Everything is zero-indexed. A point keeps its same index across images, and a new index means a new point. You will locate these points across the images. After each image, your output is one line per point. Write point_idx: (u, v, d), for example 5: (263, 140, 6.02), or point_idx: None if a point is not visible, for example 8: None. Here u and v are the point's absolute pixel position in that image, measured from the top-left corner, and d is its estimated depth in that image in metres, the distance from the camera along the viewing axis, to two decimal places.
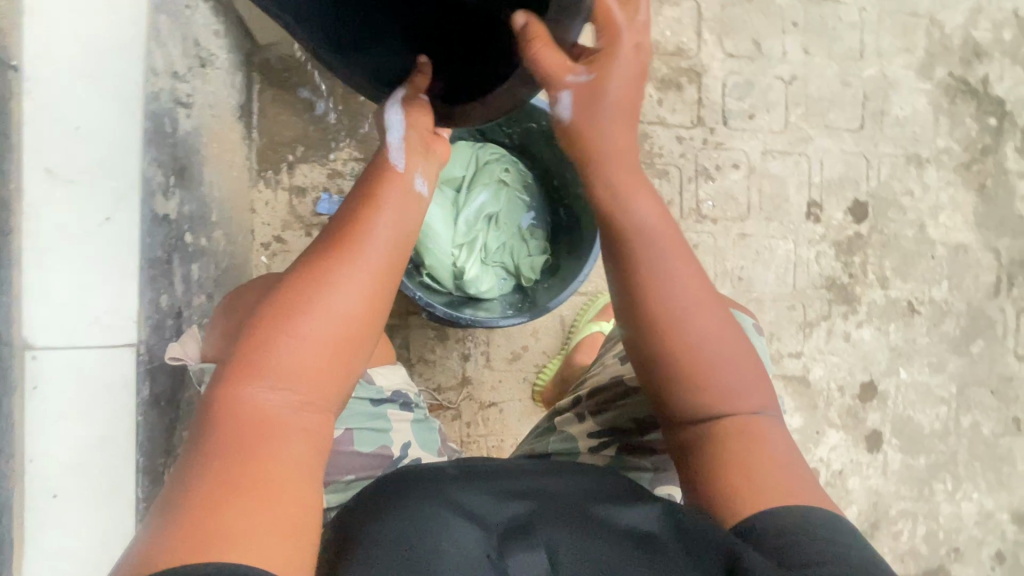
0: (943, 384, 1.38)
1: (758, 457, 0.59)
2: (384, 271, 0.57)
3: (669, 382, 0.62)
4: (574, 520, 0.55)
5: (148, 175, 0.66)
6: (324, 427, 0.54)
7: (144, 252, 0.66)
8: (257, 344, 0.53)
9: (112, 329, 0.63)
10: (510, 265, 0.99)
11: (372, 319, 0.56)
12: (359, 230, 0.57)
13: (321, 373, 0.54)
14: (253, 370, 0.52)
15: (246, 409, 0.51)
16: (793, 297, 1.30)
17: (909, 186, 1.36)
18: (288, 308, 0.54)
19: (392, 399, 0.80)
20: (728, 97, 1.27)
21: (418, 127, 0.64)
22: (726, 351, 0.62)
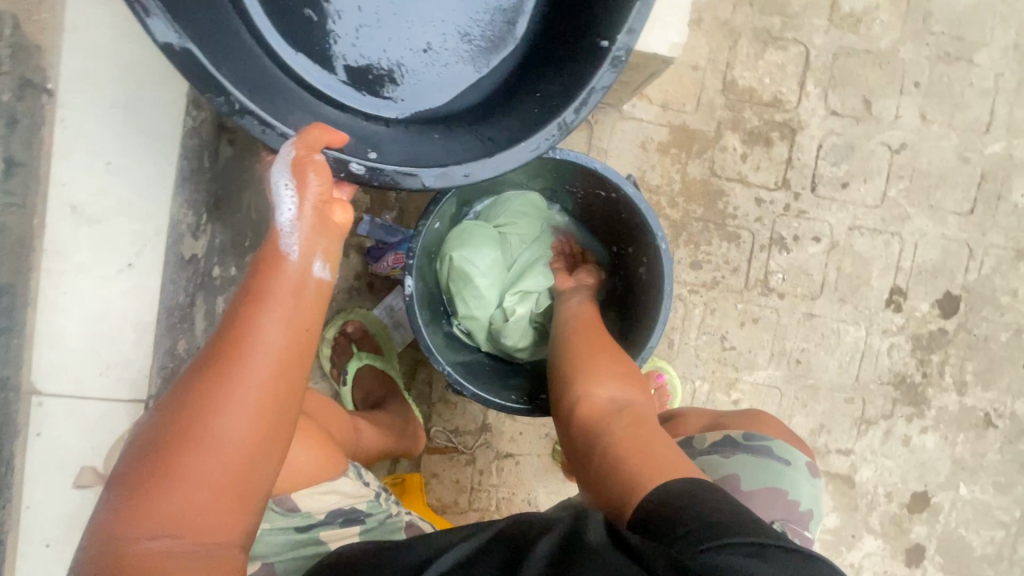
0: (1005, 507, 1.24)
1: (650, 434, 0.62)
2: (278, 378, 0.46)
3: (578, 374, 0.70)
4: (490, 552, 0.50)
5: (176, 216, 0.63)
6: (223, 567, 0.44)
7: (163, 299, 0.62)
8: (133, 490, 0.42)
9: (122, 381, 0.60)
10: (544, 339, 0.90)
11: (273, 437, 0.46)
12: (240, 340, 0.45)
13: (209, 509, 0.44)
14: (127, 519, 0.42)
15: (121, 566, 0.41)
16: (853, 389, 1.18)
17: (1013, 284, 1.20)
18: (169, 434, 0.43)
19: (326, 520, 0.61)
20: (823, 159, 1.13)
21: (318, 201, 0.51)
22: (615, 348, 0.74)
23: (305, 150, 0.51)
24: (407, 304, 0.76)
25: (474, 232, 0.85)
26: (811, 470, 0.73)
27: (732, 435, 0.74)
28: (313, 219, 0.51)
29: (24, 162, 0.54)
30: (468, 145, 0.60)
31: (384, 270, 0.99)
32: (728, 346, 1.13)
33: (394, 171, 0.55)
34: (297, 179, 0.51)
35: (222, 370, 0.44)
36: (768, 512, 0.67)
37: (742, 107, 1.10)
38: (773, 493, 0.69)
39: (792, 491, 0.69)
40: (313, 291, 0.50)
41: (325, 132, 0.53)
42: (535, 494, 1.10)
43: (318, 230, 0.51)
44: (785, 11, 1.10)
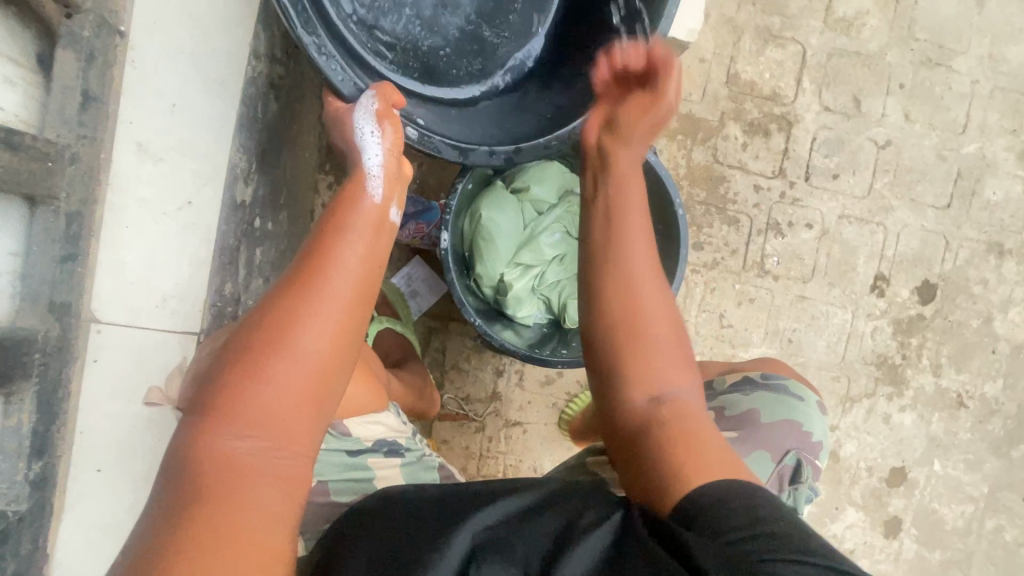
0: (974, 483, 1.33)
1: (695, 424, 0.58)
2: (350, 309, 0.54)
3: (626, 368, 0.60)
4: (539, 531, 0.51)
5: (233, 160, 0.67)
6: (297, 469, 0.51)
7: (218, 238, 0.67)
8: (227, 387, 0.49)
9: (177, 314, 0.65)
10: (556, 302, 0.95)
11: (344, 356, 0.53)
12: (321, 273, 0.54)
13: (288, 416, 0.50)
14: (218, 420, 0.49)
15: (214, 459, 0.48)
16: (840, 368, 1.25)
17: (984, 274, 1.30)
18: (256, 351, 0.50)
19: (373, 449, 0.68)
20: (816, 151, 1.21)
21: (394, 151, 0.63)
22: (662, 328, 0.62)
23: (383, 103, 0.62)
24: (443, 254, 0.85)
25: (501, 194, 0.91)
26: (821, 408, 0.82)
27: (751, 375, 0.84)
28: (392, 166, 0.63)
29: (97, 97, 0.57)
30: (501, 127, 0.73)
31: (405, 239, 1.02)
32: (726, 324, 1.20)
33: (442, 141, 0.68)
34: (379, 129, 0.62)
35: (304, 298, 0.52)
36: (784, 441, 0.75)
37: (743, 100, 1.18)
38: (787, 426, 0.77)
39: (805, 423, 0.78)
40: (382, 233, 0.60)
41: (395, 92, 0.63)
42: (541, 461, 1.14)
43: (395, 181, 0.63)
44: (785, 12, 1.18)
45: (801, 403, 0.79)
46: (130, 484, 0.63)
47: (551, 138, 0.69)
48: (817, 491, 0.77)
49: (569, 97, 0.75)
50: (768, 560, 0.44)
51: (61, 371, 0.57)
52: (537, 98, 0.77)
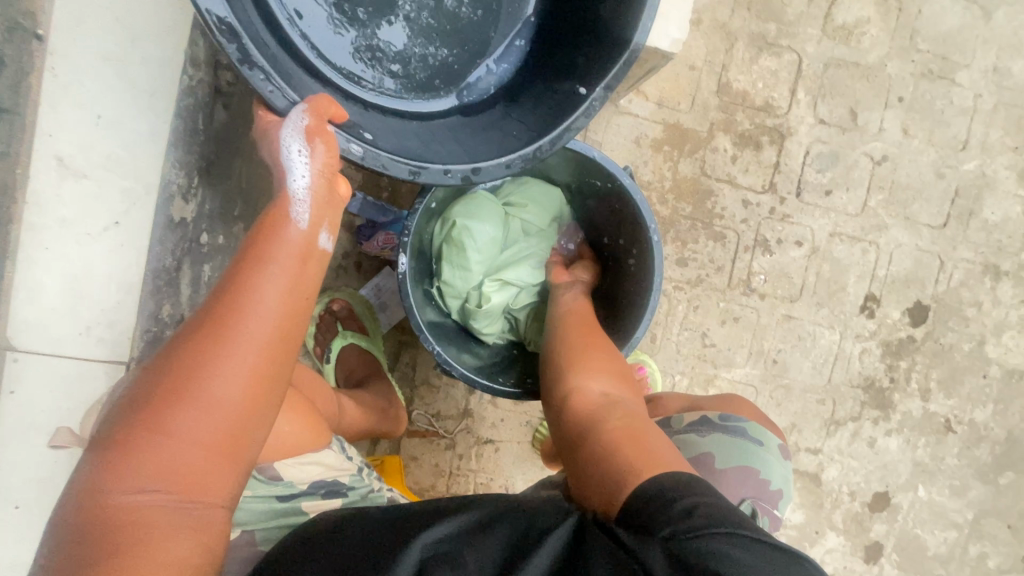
0: (959, 509, 1.30)
1: (644, 428, 0.62)
2: (277, 342, 0.46)
3: (576, 365, 0.71)
4: (493, 533, 0.50)
5: (167, 176, 0.63)
6: (209, 531, 0.43)
7: (152, 260, 0.63)
8: (123, 443, 0.41)
9: (104, 342, 0.61)
10: (522, 326, 0.91)
11: (267, 400, 0.45)
12: (240, 298, 0.45)
13: (198, 469, 0.42)
14: (110, 478, 0.40)
15: (104, 525, 0.39)
16: (825, 391, 1.21)
17: (978, 297, 1.25)
18: (158, 393, 0.42)
19: (309, 492, 0.61)
20: (809, 166, 1.16)
21: (327, 173, 0.54)
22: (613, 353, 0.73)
23: (316, 118, 0.53)
24: (399, 283, 0.77)
25: (471, 209, 0.85)
26: (782, 453, 0.79)
27: (710, 416, 0.79)
28: (323, 187, 0.54)
29: (9, 108, 0.52)
30: (461, 147, 0.67)
31: (374, 251, 0.98)
32: (708, 343, 1.15)
33: (388, 157, 0.57)
34: (308, 146, 0.52)
35: (218, 330, 0.44)
36: (741, 490, 0.72)
37: (734, 110, 1.12)
38: (747, 473, 0.73)
39: (764, 471, 0.74)
40: (310, 262, 0.51)
41: (333, 104, 0.54)
42: (513, 480, 1.11)
43: (325, 203, 0.54)
44: (782, 19, 1.13)
45: (760, 449, 0.76)
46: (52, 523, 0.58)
47: (514, 157, 0.62)
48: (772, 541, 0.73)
49: (541, 115, 0.69)
50: (705, 535, 0.45)
51: None
52: (506, 118, 0.72)
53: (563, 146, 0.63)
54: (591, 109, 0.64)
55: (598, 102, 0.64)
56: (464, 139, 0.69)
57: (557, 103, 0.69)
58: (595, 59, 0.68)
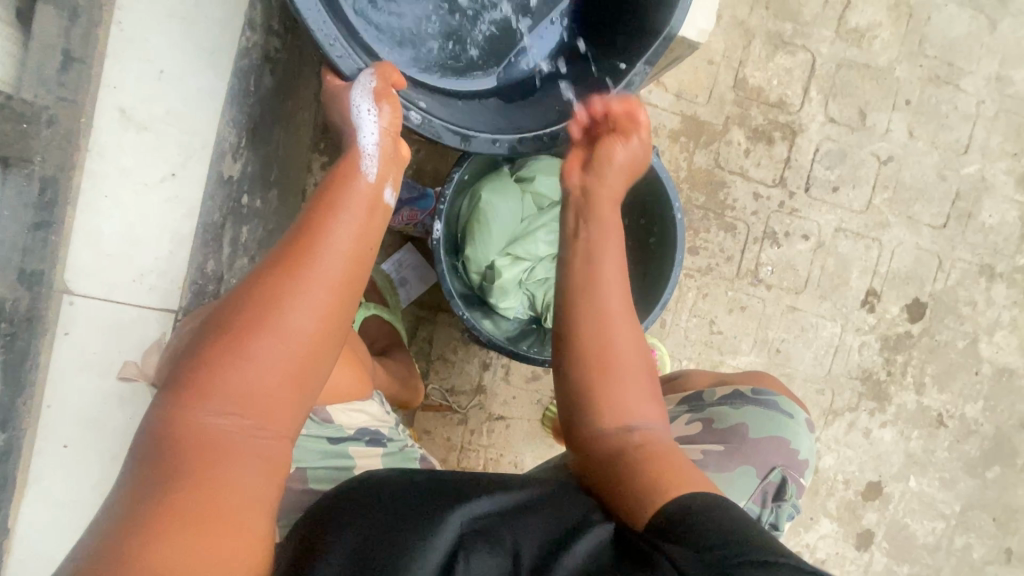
0: (947, 500, 1.34)
1: (672, 460, 0.57)
2: (341, 287, 0.52)
3: (603, 396, 0.61)
4: (538, 518, 0.51)
5: (222, 134, 0.64)
6: (276, 451, 0.48)
7: (202, 214, 0.64)
8: (209, 364, 0.47)
9: (156, 290, 0.62)
10: (541, 301, 0.93)
11: (330, 339, 0.51)
12: (314, 246, 0.52)
13: (271, 394, 0.48)
14: (196, 394, 0.46)
15: (190, 435, 0.45)
16: (825, 381, 1.26)
17: (974, 296, 1.30)
18: (240, 324, 0.48)
19: (356, 437, 0.66)
20: (818, 163, 1.20)
21: (392, 131, 0.60)
22: (630, 356, 0.62)
23: (382, 82, 0.60)
24: (434, 247, 0.81)
25: (502, 184, 0.89)
26: (809, 426, 0.82)
27: (742, 390, 0.83)
28: (388, 147, 0.60)
29: (80, 59, 0.56)
30: (503, 121, 0.73)
31: (398, 226, 1.00)
32: (715, 330, 1.19)
33: (441, 126, 0.66)
34: (378, 107, 0.59)
35: (293, 272, 0.50)
36: (771, 459, 0.76)
37: (749, 105, 1.16)
38: (776, 442, 0.77)
39: (793, 441, 0.78)
40: (376, 213, 0.57)
41: (395, 72, 0.62)
42: (522, 457, 1.14)
43: (391, 162, 0.60)
44: (798, 19, 1.16)
45: (791, 420, 0.80)
46: (98, 460, 0.61)
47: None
48: (796, 509, 0.76)
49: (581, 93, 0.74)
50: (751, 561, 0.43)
51: (29, 342, 0.56)
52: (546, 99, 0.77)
53: (602, 120, 0.70)
54: (629, 86, 0.69)
55: (635, 80, 0.69)
56: (506, 116, 0.74)
57: (595, 83, 0.74)
58: (632, 43, 0.72)
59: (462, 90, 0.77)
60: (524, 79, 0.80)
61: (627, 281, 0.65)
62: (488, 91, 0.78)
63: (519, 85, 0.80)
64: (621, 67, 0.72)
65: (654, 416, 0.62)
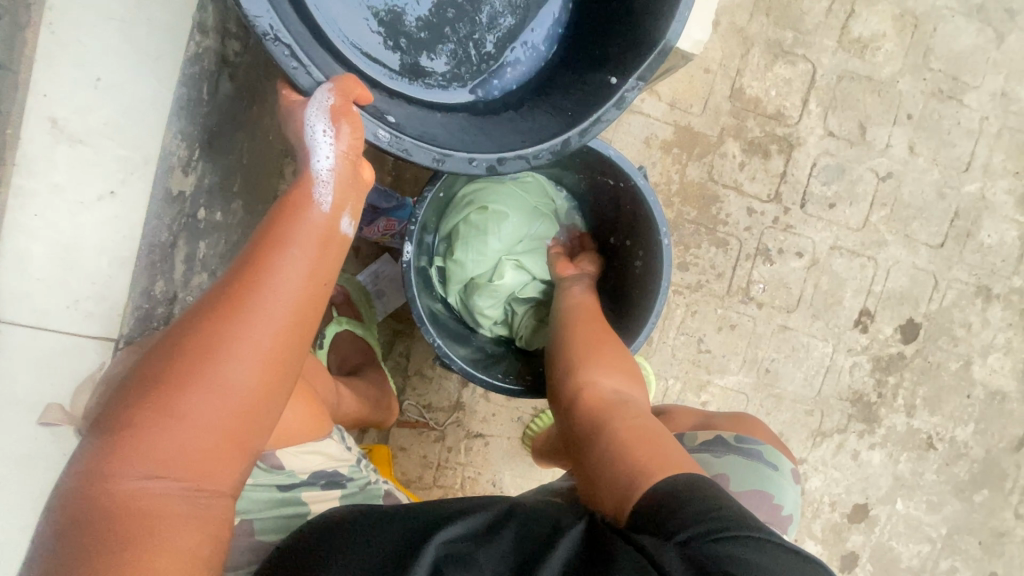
0: (934, 524, 1.32)
1: (655, 433, 0.61)
2: (289, 333, 0.48)
3: (582, 364, 0.71)
4: (509, 536, 0.50)
5: (168, 147, 0.60)
6: (217, 511, 0.45)
7: (146, 234, 0.60)
8: (136, 424, 0.43)
9: (93, 317, 0.58)
10: (519, 322, 0.90)
11: (279, 388, 0.47)
12: (257, 287, 0.47)
13: (210, 453, 0.45)
14: (121, 460, 0.42)
15: (115, 504, 0.42)
16: (814, 402, 1.22)
17: (969, 317, 1.27)
18: (171, 379, 0.44)
19: (309, 481, 0.62)
20: (815, 178, 1.16)
21: (350, 155, 0.55)
22: (613, 355, 0.72)
23: (341, 99, 0.54)
24: (403, 271, 0.76)
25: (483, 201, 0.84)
26: (794, 477, 0.79)
27: (725, 436, 0.79)
28: (345, 170, 0.55)
29: (2, 66, 0.51)
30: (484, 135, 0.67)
31: (373, 237, 0.95)
32: (704, 349, 1.15)
33: (412, 143, 0.58)
34: (335, 127, 0.54)
35: (234, 320, 0.45)
36: (754, 513, 0.72)
37: (746, 117, 1.12)
38: (759, 496, 0.73)
39: (776, 495, 0.74)
40: (330, 246, 0.53)
41: (359, 86, 0.56)
42: (500, 476, 1.10)
43: (348, 187, 0.55)
44: (799, 27, 1.12)
45: (773, 473, 0.76)
46: (30, 500, 0.57)
47: (540, 148, 0.62)
48: None
49: (569, 106, 0.68)
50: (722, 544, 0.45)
51: None
52: (532, 110, 0.71)
53: (590, 139, 0.63)
54: (619, 99, 0.63)
55: (628, 94, 0.63)
56: (488, 129, 0.69)
57: (586, 94, 0.68)
58: (625, 55, 0.67)
59: (444, 102, 0.72)
60: (514, 91, 0.75)
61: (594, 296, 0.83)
62: (472, 103, 0.73)
63: (508, 97, 0.75)
64: (611, 80, 0.66)
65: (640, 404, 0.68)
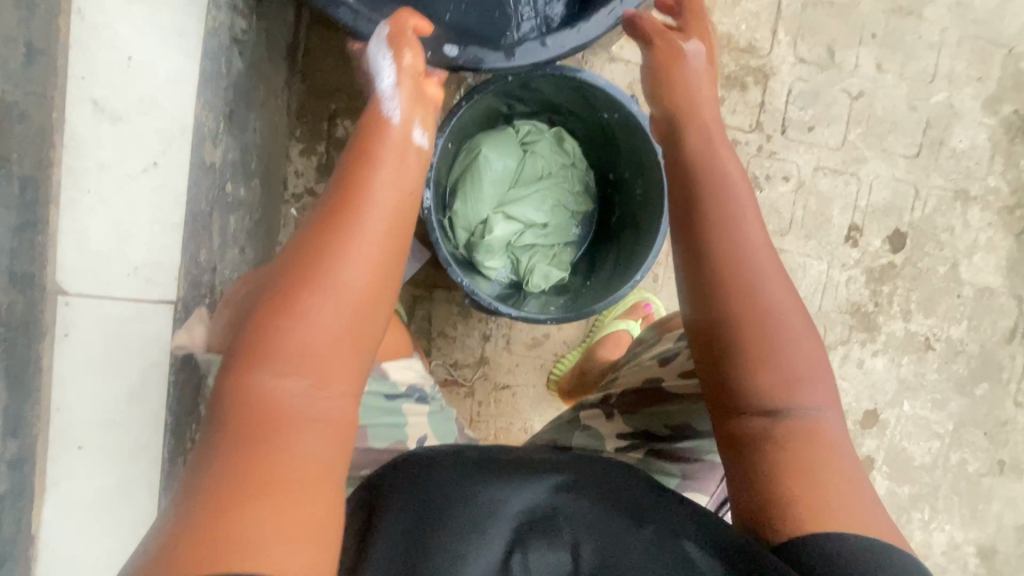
0: (941, 420, 1.40)
1: (823, 464, 0.55)
2: (384, 248, 0.57)
3: (748, 361, 0.58)
4: (604, 511, 0.56)
5: (201, 120, 0.65)
6: (341, 405, 0.53)
7: (190, 201, 0.66)
8: (272, 328, 0.52)
9: (152, 283, 0.63)
10: (525, 265, 0.94)
11: (377, 297, 0.56)
12: (357, 210, 0.57)
13: (332, 352, 0.53)
14: (264, 359, 0.51)
15: (262, 394, 0.51)
16: (816, 318, 1.29)
17: (951, 222, 1.34)
18: (298, 289, 0.53)
19: (406, 394, 0.83)
20: (792, 104, 1.21)
21: (411, 72, 0.67)
22: (793, 334, 0.59)
23: (396, 30, 0.68)
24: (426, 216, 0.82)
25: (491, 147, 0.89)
26: None
27: None
28: (410, 87, 0.67)
29: (44, 51, 0.54)
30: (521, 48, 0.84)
31: None
32: None
33: (479, 51, 0.74)
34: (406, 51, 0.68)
35: (342, 238, 0.55)
36: None
37: (720, 53, 1.17)
38: None
39: None
40: (409, 165, 0.63)
41: (412, 16, 0.69)
42: (531, 423, 1.16)
43: (413, 103, 0.66)
44: None
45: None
46: (116, 456, 0.63)
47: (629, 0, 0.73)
48: None
49: None
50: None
51: (29, 348, 0.56)
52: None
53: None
54: None
55: None
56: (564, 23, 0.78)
57: None
58: None
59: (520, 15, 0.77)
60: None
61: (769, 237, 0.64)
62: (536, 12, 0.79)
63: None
64: None
65: (817, 403, 0.58)
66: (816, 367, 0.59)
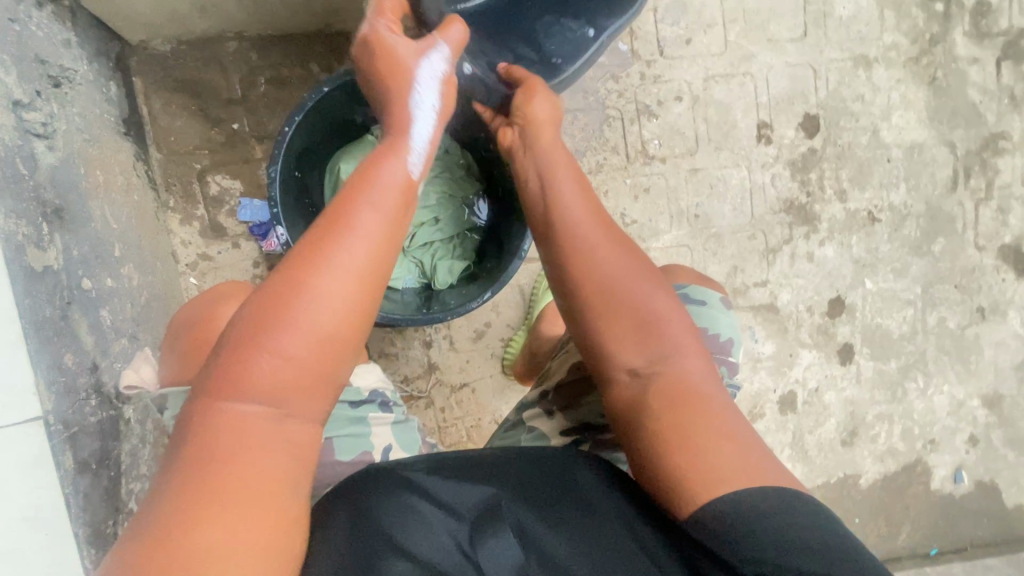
0: (907, 287, 1.38)
1: (698, 414, 0.58)
2: (365, 279, 0.54)
3: (606, 334, 0.64)
4: (558, 508, 0.58)
5: (9, 226, 0.57)
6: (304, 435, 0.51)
7: (33, 312, 0.58)
8: (240, 348, 0.50)
9: (11, 406, 0.54)
10: (429, 265, 0.95)
11: (351, 328, 0.53)
12: (338, 235, 0.54)
13: (297, 378, 0.50)
14: (229, 381, 0.49)
15: (224, 418, 0.48)
16: (752, 226, 1.27)
17: (859, 90, 1.31)
18: (267, 307, 0.51)
19: (371, 399, 0.77)
20: (662, 23, 1.19)
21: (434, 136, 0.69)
22: (643, 293, 0.65)
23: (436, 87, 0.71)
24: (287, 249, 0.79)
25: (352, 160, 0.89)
26: (725, 304, 0.87)
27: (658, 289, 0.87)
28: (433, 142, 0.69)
29: None
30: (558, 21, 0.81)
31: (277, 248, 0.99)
32: (630, 222, 1.20)
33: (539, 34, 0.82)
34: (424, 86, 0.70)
35: (319, 260, 0.52)
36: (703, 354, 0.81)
37: None
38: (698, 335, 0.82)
39: (712, 326, 0.83)
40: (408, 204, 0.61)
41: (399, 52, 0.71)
42: (500, 412, 1.15)
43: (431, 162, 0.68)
44: None
45: (703, 307, 0.84)
46: None
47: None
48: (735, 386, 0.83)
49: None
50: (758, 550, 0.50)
51: None
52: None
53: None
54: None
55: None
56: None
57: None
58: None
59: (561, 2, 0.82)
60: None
61: (604, 217, 0.69)
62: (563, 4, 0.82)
63: None
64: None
65: (680, 352, 0.63)
66: (672, 322, 0.64)
